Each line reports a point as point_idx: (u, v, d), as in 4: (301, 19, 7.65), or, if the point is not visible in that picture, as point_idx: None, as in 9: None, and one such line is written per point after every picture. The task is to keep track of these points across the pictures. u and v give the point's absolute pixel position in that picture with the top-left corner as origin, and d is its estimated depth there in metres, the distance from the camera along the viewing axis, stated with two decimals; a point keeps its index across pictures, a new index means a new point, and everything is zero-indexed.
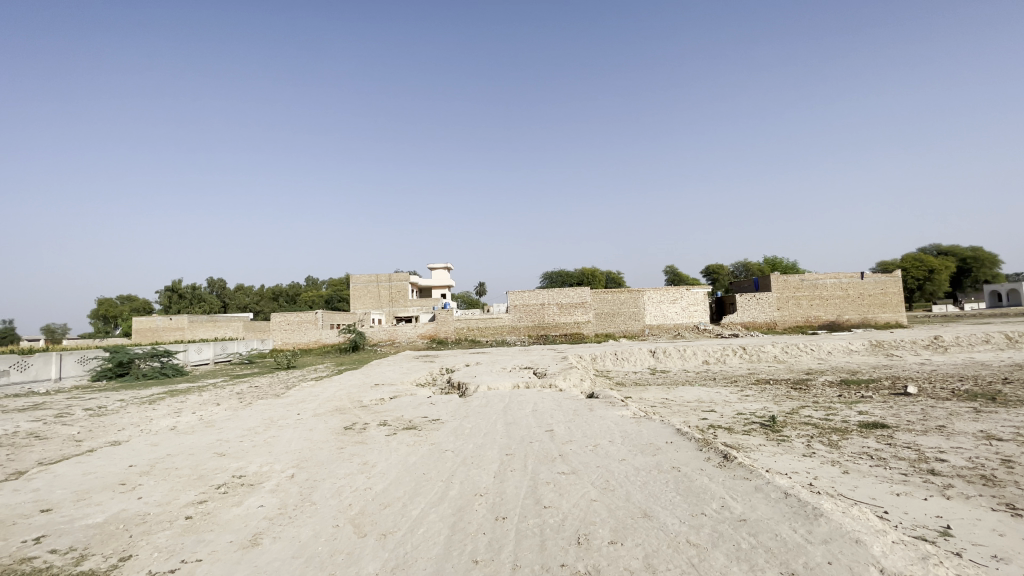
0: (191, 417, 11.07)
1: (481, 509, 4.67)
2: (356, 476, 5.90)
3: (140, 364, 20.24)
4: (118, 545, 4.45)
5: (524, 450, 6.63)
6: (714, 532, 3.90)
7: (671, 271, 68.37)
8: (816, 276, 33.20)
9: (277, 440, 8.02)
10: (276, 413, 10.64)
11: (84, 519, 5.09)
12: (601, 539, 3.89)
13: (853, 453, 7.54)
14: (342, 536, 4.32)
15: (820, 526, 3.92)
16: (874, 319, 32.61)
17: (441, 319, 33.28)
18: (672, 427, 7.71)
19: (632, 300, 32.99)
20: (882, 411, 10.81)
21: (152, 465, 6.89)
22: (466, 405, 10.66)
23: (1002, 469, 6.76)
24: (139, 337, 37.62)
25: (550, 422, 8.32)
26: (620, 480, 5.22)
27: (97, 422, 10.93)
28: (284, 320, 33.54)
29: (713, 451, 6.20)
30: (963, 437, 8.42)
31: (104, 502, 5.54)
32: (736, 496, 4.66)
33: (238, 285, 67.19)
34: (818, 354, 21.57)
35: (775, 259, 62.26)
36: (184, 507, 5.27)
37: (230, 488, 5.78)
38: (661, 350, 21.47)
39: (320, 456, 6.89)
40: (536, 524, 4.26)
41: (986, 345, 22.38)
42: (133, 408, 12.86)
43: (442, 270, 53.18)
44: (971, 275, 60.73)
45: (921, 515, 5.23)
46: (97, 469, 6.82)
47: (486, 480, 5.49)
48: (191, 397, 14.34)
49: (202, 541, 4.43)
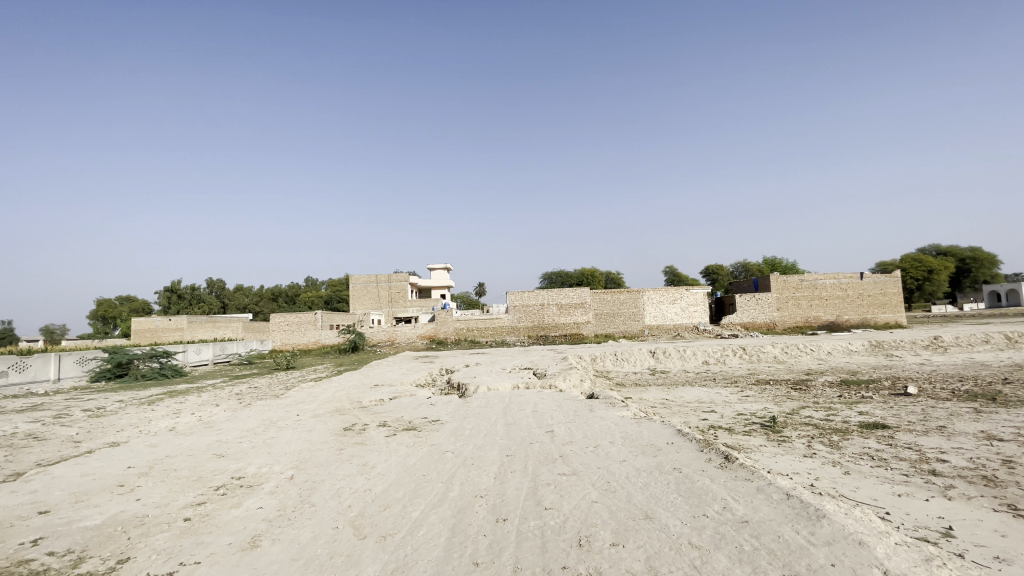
0: (190, 418, 11.04)
1: (482, 511, 4.64)
2: (356, 478, 5.87)
3: (139, 365, 20.19)
4: (116, 547, 4.42)
5: (525, 451, 6.60)
6: (716, 534, 3.88)
7: (671, 271, 68.34)
8: (816, 276, 33.21)
9: (276, 441, 7.99)
10: (275, 414, 10.61)
11: (82, 521, 5.06)
12: (603, 541, 3.87)
13: (854, 454, 7.51)
14: (342, 538, 4.29)
15: (822, 528, 3.89)
16: (874, 319, 32.61)
17: (441, 319, 33.24)
18: (673, 428, 7.69)
19: (632, 300, 32.98)
20: (882, 411, 10.79)
21: (151, 467, 6.85)
22: (466, 406, 10.63)
23: (1004, 470, 6.73)
24: (139, 337, 37.60)
25: (550, 423, 8.30)
26: (621, 481, 5.19)
27: (96, 423, 10.90)
28: (284, 320, 33.52)
29: (714, 453, 6.17)
30: (964, 437, 8.40)
31: (102, 504, 5.51)
32: (737, 497, 4.63)
33: (238, 286, 67.17)
34: (818, 354, 21.55)
35: (775, 259, 62.27)
36: (183, 509, 5.23)
37: (229, 490, 5.75)
38: (661, 351, 21.45)
39: (320, 458, 6.86)
40: (537, 526, 4.24)
41: (986, 345, 22.38)
42: (132, 409, 12.83)
43: (441, 270, 53.16)
44: (971, 276, 60.78)
45: (924, 516, 5.20)
46: (96, 470, 6.78)
47: (487, 481, 5.46)
48: (190, 397, 14.31)
49: (201, 543, 4.40)
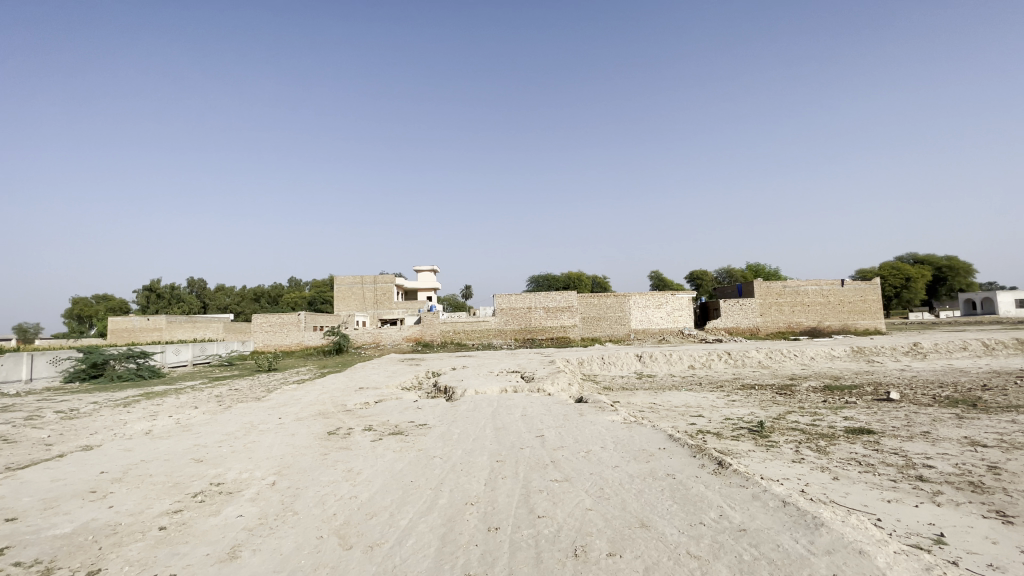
0: (167, 420, 10.70)
1: (473, 519, 4.51)
2: (341, 484, 5.69)
3: (115, 366, 19.63)
4: (87, 557, 4.18)
5: (516, 456, 6.48)
6: (715, 543, 3.79)
7: (656, 275, 68.83)
8: (798, 283, 33.63)
9: (258, 445, 7.75)
10: (257, 416, 10.36)
11: (51, 530, 4.79)
12: (599, 551, 3.75)
13: (842, 459, 7.53)
14: (328, 549, 4.11)
15: (822, 536, 3.83)
16: (854, 326, 33.13)
17: (427, 321, 32.81)
18: (664, 432, 7.63)
19: (618, 304, 33.04)
20: (866, 416, 10.88)
21: (125, 472, 6.56)
22: (454, 409, 10.47)
23: (989, 476, 6.79)
24: (114, 337, 36.48)
25: (541, 427, 8.19)
26: (615, 488, 5.09)
27: (68, 425, 10.47)
28: (266, 321, 32.92)
29: (707, 458, 6.07)
30: (948, 443, 8.49)
31: (73, 511, 5.24)
32: (733, 504, 4.56)
33: (219, 286, 66.03)
34: (801, 359, 21.75)
35: (759, 266, 63.19)
36: (159, 516, 5.01)
37: (208, 497, 5.51)
38: (648, 355, 21.50)
39: (303, 463, 6.63)
40: (530, 534, 4.11)
41: (963, 352, 22.81)
42: (106, 411, 12.36)
43: (428, 272, 52.83)
44: (947, 284, 62.34)
45: (914, 523, 5.19)
46: (66, 476, 6.46)
47: (478, 488, 5.32)
48: (167, 399, 13.94)
49: (177, 554, 4.18)
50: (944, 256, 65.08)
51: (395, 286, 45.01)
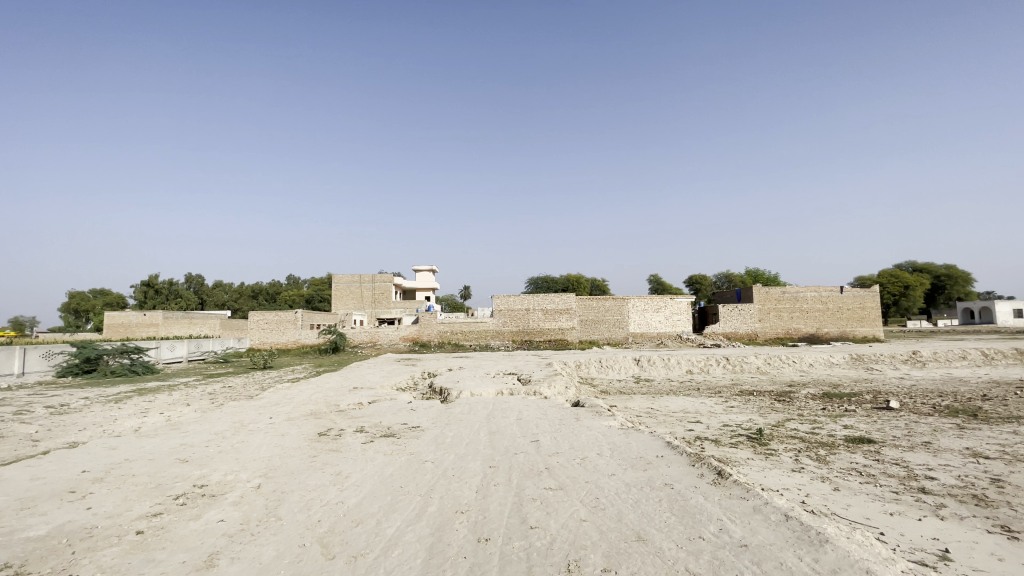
0: (158, 417, 10.55)
1: (463, 529, 4.34)
2: (328, 489, 5.50)
3: (109, 361, 19.43)
4: (57, 562, 4.00)
5: (510, 462, 6.30)
6: (715, 560, 3.63)
7: (654, 279, 68.69)
8: (796, 289, 33.50)
9: (246, 445, 7.58)
10: (249, 416, 10.18)
11: (23, 531, 4.60)
12: (594, 567, 3.58)
13: (842, 469, 7.36)
14: (309, 558, 3.94)
15: (827, 554, 3.66)
16: (851, 333, 32.99)
17: (424, 321, 32.67)
18: (661, 439, 7.43)
19: (617, 307, 32.85)
20: (866, 425, 10.69)
21: (108, 472, 6.36)
22: (448, 412, 10.26)
23: (993, 489, 6.63)
24: (110, 332, 36.25)
25: (536, 431, 8.01)
26: (611, 497, 4.93)
27: (56, 422, 10.20)
28: (262, 320, 32.74)
29: (707, 467, 5.90)
30: (950, 454, 8.34)
31: (49, 512, 5.05)
32: (734, 517, 4.39)
33: (218, 282, 65.63)
34: (800, 365, 21.58)
35: (758, 271, 63.10)
36: (137, 520, 4.82)
37: (189, 499, 5.34)
38: (646, 359, 21.38)
39: (291, 465, 6.47)
40: (522, 547, 3.93)
41: (963, 361, 22.64)
42: (97, 407, 12.19)
43: (427, 272, 52.69)
44: (944, 292, 62.45)
45: (918, 537, 5.04)
46: (47, 475, 6.26)
47: (468, 496, 5.14)
48: (158, 396, 13.72)
49: (151, 562, 3.98)
50: (942, 264, 65.04)
51: (394, 284, 44.80)
